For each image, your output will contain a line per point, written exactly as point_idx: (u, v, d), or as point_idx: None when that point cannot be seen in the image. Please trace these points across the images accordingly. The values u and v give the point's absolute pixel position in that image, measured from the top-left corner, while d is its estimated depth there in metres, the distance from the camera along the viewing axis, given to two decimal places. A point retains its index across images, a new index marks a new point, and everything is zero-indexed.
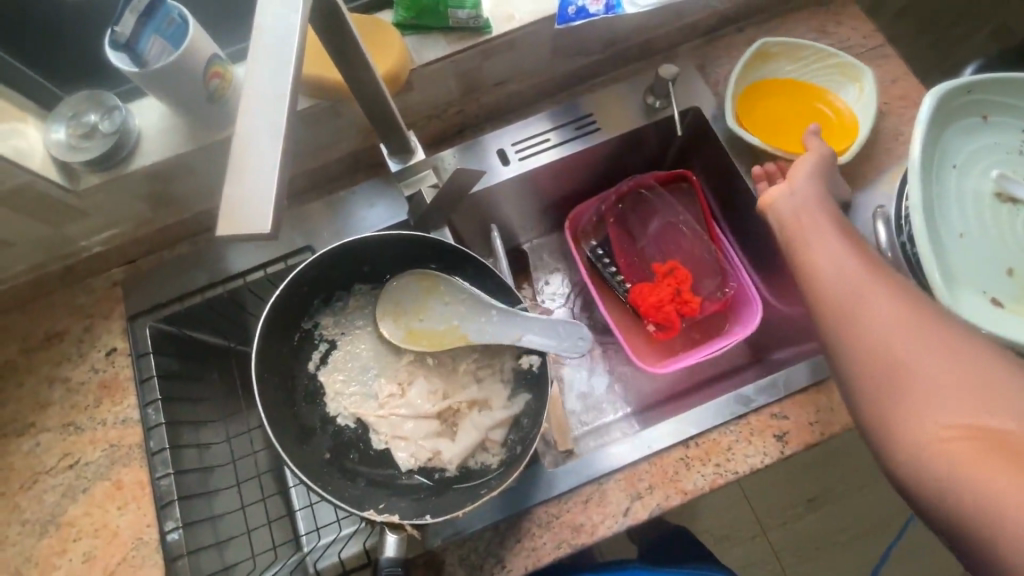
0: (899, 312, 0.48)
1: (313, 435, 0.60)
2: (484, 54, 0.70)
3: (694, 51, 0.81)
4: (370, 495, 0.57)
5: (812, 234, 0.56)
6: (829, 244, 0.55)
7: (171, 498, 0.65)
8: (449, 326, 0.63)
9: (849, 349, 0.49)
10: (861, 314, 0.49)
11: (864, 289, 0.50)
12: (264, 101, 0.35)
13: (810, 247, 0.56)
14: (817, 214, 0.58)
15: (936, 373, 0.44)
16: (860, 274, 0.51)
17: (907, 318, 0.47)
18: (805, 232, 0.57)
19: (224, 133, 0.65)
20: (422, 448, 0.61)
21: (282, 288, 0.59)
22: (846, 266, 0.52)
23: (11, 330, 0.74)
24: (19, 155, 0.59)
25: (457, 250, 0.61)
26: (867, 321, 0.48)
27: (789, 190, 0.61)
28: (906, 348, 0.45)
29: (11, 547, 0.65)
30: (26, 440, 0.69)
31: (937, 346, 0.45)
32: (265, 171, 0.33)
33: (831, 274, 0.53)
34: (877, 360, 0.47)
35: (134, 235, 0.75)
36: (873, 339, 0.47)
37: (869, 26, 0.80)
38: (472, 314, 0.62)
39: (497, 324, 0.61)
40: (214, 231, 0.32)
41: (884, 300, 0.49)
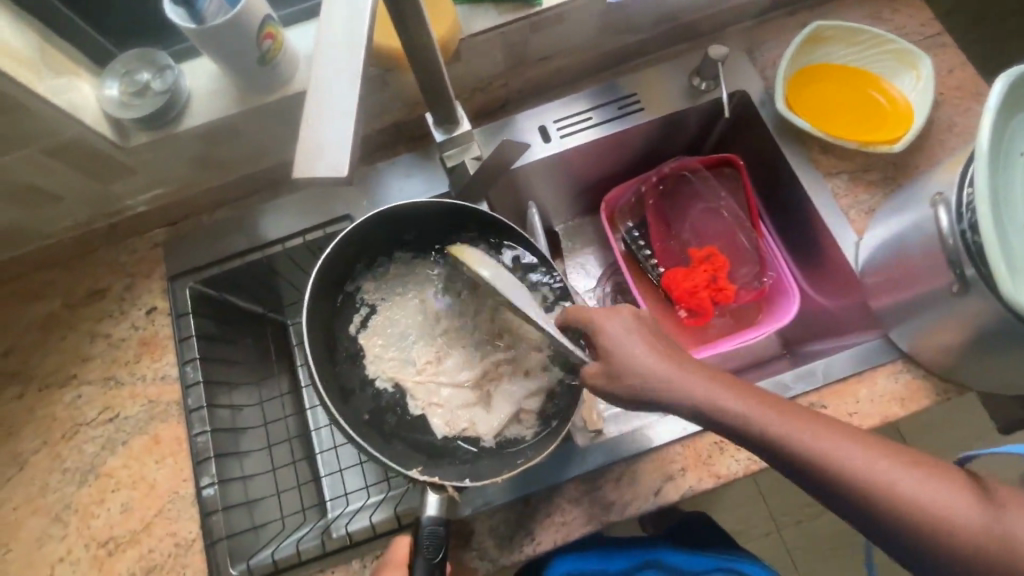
0: (855, 453, 0.45)
1: (353, 396, 0.61)
2: (533, 27, 0.70)
3: (743, 33, 0.79)
4: (409, 456, 0.58)
5: (717, 406, 0.48)
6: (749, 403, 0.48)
7: (208, 455, 0.67)
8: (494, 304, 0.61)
9: (860, 512, 0.45)
10: (848, 478, 0.44)
11: (826, 448, 0.45)
12: (340, 56, 0.39)
13: (735, 422, 0.48)
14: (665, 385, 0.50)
15: (961, 509, 0.42)
16: (803, 429, 0.46)
17: (884, 460, 0.44)
18: (718, 405, 0.48)
19: (273, 97, 0.67)
20: (458, 417, 0.61)
21: (327, 251, 0.61)
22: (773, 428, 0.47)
23: (55, 285, 0.76)
24: (76, 109, 0.60)
25: (495, 219, 0.63)
26: (856, 483, 0.44)
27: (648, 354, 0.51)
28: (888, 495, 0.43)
29: (52, 493, 0.67)
30: (68, 392, 0.71)
31: (930, 479, 0.44)
32: (342, 118, 0.37)
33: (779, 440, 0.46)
34: (905, 520, 0.43)
35: (177, 196, 0.76)
36: (879, 497, 0.44)
37: (927, 14, 0.77)
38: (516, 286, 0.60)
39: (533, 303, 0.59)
40: (290, 172, 0.36)
41: (849, 446, 0.45)
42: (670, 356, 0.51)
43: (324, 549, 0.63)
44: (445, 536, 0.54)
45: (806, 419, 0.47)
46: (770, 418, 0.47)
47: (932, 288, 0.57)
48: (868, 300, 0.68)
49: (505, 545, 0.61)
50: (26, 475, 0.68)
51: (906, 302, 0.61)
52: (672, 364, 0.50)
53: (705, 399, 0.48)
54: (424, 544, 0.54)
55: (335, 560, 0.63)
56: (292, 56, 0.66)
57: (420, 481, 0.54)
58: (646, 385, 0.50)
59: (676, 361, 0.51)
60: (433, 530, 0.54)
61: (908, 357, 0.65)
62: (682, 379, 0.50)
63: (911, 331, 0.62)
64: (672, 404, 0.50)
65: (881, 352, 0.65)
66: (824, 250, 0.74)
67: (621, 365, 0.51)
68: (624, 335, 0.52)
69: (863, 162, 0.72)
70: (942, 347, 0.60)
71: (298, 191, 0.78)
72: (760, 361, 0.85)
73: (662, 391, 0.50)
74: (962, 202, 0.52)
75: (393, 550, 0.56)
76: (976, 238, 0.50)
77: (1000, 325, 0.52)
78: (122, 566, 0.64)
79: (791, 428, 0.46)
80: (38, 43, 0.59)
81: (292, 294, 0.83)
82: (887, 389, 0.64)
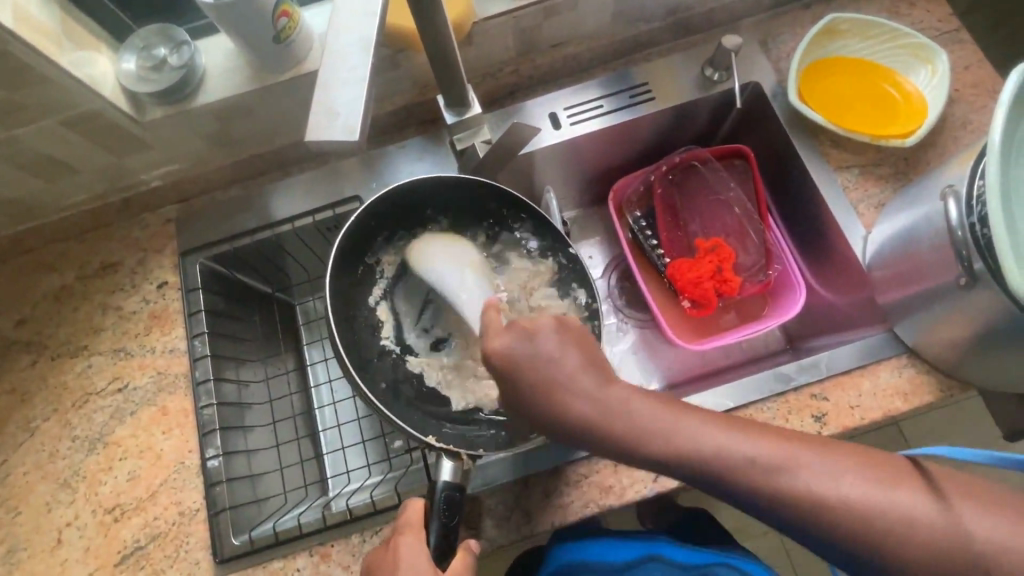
0: (727, 435, 0.44)
1: (371, 365, 0.62)
2: (546, 13, 0.70)
3: (758, 24, 0.79)
4: (426, 424, 0.61)
5: (596, 416, 0.47)
6: (635, 406, 0.47)
7: (212, 427, 0.68)
8: (441, 266, 0.66)
9: (734, 495, 0.44)
10: (730, 467, 0.44)
11: (729, 448, 0.44)
12: (355, 30, 0.43)
13: (631, 436, 0.46)
14: (565, 407, 0.47)
15: (886, 491, 0.41)
16: (686, 427, 0.45)
17: (778, 443, 0.44)
18: (604, 409, 0.47)
19: (288, 75, 0.68)
20: (475, 392, 0.64)
21: (354, 215, 0.63)
22: (651, 412, 0.46)
23: (69, 256, 0.77)
24: (95, 81, 0.62)
25: (521, 200, 0.67)
26: (736, 469, 0.43)
27: (527, 360, 0.49)
28: (771, 465, 0.43)
29: (61, 460, 0.68)
30: (79, 362, 0.72)
31: (812, 455, 0.43)
32: (356, 89, 0.41)
33: (664, 438, 0.45)
34: (843, 518, 0.41)
35: (190, 173, 0.77)
36: (762, 482, 0.43)
37: (945, 10, 0.77)
38: (461, 271, 0.66)
39: (474, 288, 0.65)
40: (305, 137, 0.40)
41: (731, 438, 0.44)
42: (566, 371, 0.48)
43: (325, 523, 0.64)
44: (461, 502, 0.53)
45: (691, 416, 0.46)
46: (661, 420, 0.46)
47: (939, 282, 0.57)
48: (874, 295, 0.68)
49: (505, 525, 0.62)
50: (37, 442, 0.69)
51: (915, 295, 0.61)
52: (571, 383, 0.48)
53: (587, 416, 0.47)
54: (439, 508, 0.52)
55: (335, 534, 0.64)
56: (307, 35, 0.67)
57: (434, 447, 0.56)
58: (533, 402, 0.48)
59: (573, 380, 0.48)
60: (450, 494, 0.53)
61: (913, 352, 0.64)
62: (587, 401, 0.47)
63: (918, 324, 0.61)
64: (572, 427, 0.48)
65: (886, 346, 0.65)
66: (830, 243, 0.75)
67: (509, 383, 0.49)
68: (516, 356, 0.49)
69: (875, 156, 0.71)
70: (948, 342, 0.59)
71: (308, 171, 0.79)
72: (762, 356, 0.85)
73: (565, 414, 0.47)
74: (973, 194, 0.52)
75: (406, 512, 0.53)
76: (985, 230, 0.50)
77: (1010, 321, 0.52)
78: (127, 533, 0.65)
79: (678, 422, 0.45)
80: (59, 16, 0.60)
81: (300, 275, 0.83)
82: (889, 383, 0.64)
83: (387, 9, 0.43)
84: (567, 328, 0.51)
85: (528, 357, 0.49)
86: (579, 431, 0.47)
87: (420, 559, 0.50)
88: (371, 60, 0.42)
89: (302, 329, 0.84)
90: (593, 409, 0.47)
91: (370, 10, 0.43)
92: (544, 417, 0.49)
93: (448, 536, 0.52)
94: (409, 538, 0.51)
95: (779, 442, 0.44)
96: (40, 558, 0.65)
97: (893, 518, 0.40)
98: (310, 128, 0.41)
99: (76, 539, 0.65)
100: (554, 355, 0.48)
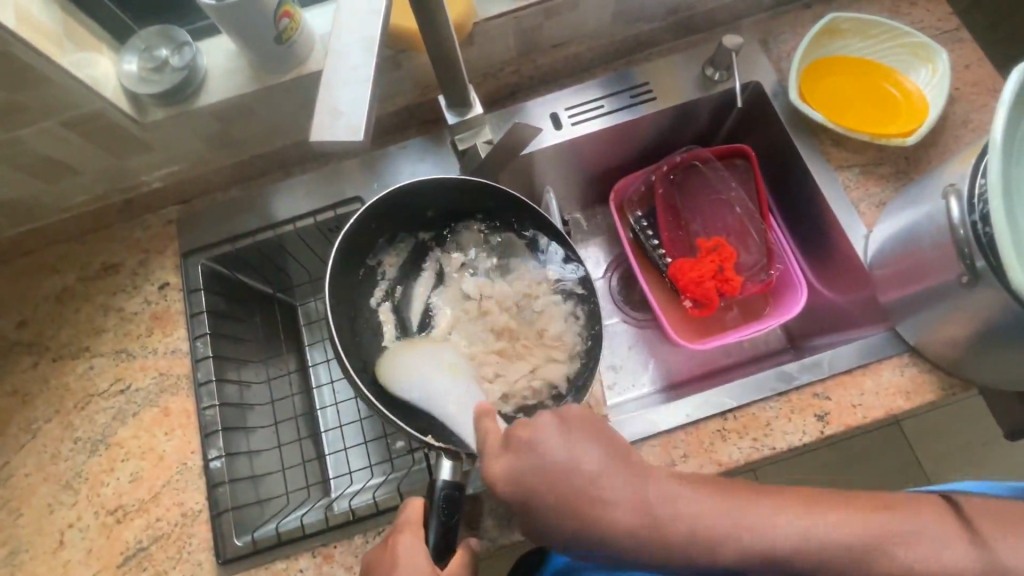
0: (774, 517, 0.43)
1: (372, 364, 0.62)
2: (547, 13, 0.70)
3: (758, 24, 0.79)
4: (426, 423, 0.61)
5: (638, 524, 0.44)
6: (677, 505, 0.44)
7: (215, 428, 0.68)
8: (417, 383, 0.59)
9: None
10: (791, 551, 0.43)
11: (778, 528, 0.43)
12: (357, 31, 0.43)
13: (683, 540, 0.43)
14: (604, 523, 0.44)
15: (934, 547, 0.41)
16: (733, 517, 0.44)
17: (827, 519, 0.43)
18: (645, 517, 0.44)
19: (289, 76, 0.68)
20: None
21: (356, 217, 0.64)
22: (693, 509, 0.44)
23: (70, 257, 0.77)
24: (97, 82, 0.62)
25: (523, 201, 0.66)
26: (797, 553, 0.43)
27: (547, 479, 0.45)
28: (827, 542, 0.42)
29: (63, 462, 0.68)
30: (81, 363, 0.72)
31: (861, 527, 0.42)
32: (360, 88, 0.41)
33: (717, 537, 0.43)
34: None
35: (192, 174, 0.77)
36: (817, 560, 0.42)
37: (945, 9, 0.77)
38: (443, 376, 0.60)
39: (461, 388, 0.59)
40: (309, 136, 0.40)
41: (781, 518, 0.43)
42: (594, 486, 0.44)
43: (327, 523, 0.64)
44: (461, 500, 0.52)
45: (737, 502, 0.44)
46: (706, 517, 0.43)
47: (941, 280, 0.57)
48: (876, 294, 0.68)
49: (507, 524, 0.62)
50: (39, 443, 0.69)
51: (917, 295, 0.61)
52: (601, 496, 0.44)
53: (628, 528, 0.44)
54: (439, 506, 0.52)
55: (338, 534, 0.64)
56: (308, 35, 0.67)
57: (434, 446, 0.55)
58: (569, 526, 0.45)
59: (603, 490, 0.44)
60: (449, 492, 0.51)
61: (915, 351, 0.64)
62: (625, 512, 0.44)
63: (920, 323, 0.62)
64: (618, 542, 0.44)
65: (888, 345, 0.65)
66: (831, 240, 0.75)
67: (539, 508, 0.46)
68: (535, 476, 0.45)
69: (875, 156, 0.72)
70: (950, 341, 0.60)
71: (310, 172, 0.79)
72: (763, 356, 0.85)
73: (608, 530, 0.44)
74: (975, 192, 0.52)
75: (406, 511, 0.53)
76: (987, 229, 0.50)
77: (1012, 318, 0.52)
78: (129, 534, 0.65)
79: (724, 516, 0.44)
80: (61, 17, 0.60)
81: (301, 276, 0.84)
82: (891, 381, 0.64)
83: (389, 9, 0.44)
84: (577, 425, 0.46)
85: (542, 472, 0.45)
86: (627, 544, 0.44)
87: (418, 557, 0.50)
88: (374, 59, 0.42)
89: (303, 330, 0.84)
90: (633, 517, 0.44)
91: (373, 10, 0.43)
92: (572, 535, 0.45)
93: (449, 534, 0.52)
94: (408, 536, 0.51)
95: (824, 515, 0.43)
96: (41, 560, 0.65)
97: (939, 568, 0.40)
98: (314, 127, 0.41)
99: (78, 540, 0.65)
100: (569, 466, 0.45)
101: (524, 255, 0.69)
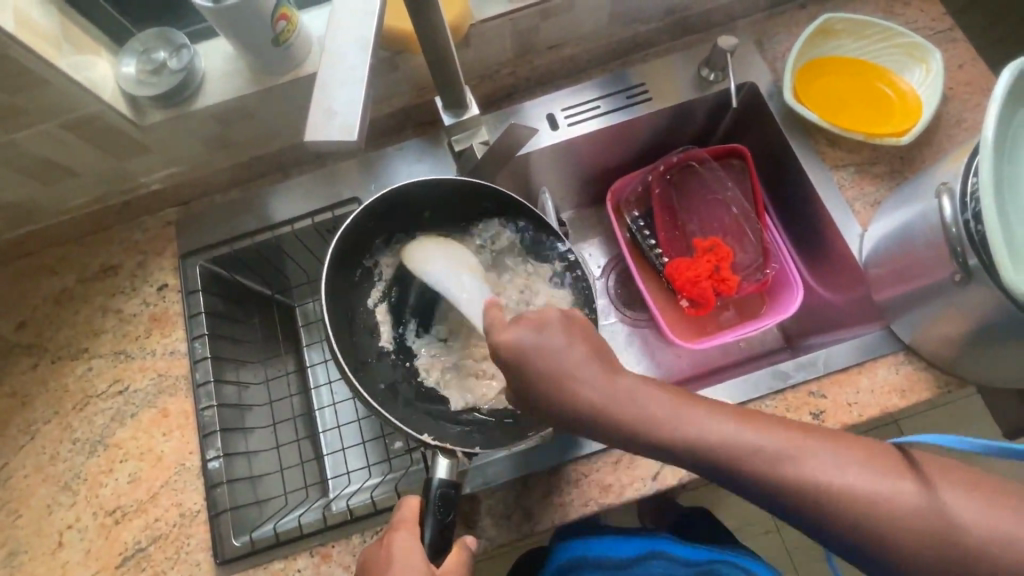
0: (747, 431, 0.44)
1: (368, 366, 0.63)
2: (542, 14, 0.71)
3: (753, 25, 0.79)
4: (423, 421, 0.61)
5: (612, 404, 0.46)
6: (653, 397, 0.46)
7: (213, 428, 0.68)
8: (433, 271, 0.64)
9: (759, 494, 0.44)
10: (752, 462, 0.43)
11: (746, 444, 0.43)
12: (352, 31, 0.43)
13: (652, 427, 0.45)
14: (577, 396, 0.46)
15: (898, 490, 0.41)
16: (709, 419, 0.45)
17: (801, 442, 0.43)
18: (621, 399, 0.46)
19: (287, 78, 0.68)
20: (473, 391, 0.65)
21: (352, 217, 0.64)
22: (668, 403, 0.45)
23: (69, 259, 0.77)
24: (94, 85, 0.62)
25: (519, 203, 0.67)
26: (759, 466, 0.43)
27: (534, 351, 0.47)
28: (792, 464, 0.43)
29: (62, 463, 0.68)
30: (80, 365, 0.72)
31: (827, 449, 0.43)
32: (355, 90, 0.42)
33: (685, 430, 0.44)
34: (868, 518, 0.41)
35: (189, 175, 0.77)
36: (777, 474, 0.43)
37: (939, 10, 0.77)
38: (459, 271, 0.64)
39: (472, 286, 0.63)
40: (304, 137, 0.40)
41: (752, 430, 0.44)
42: (578, 360, 0.47)
43: (325, 524, 0.64)
44: (457, 498, 0.53)
45: (716, 407, 0.46)
46: (679, 410, 0.45)
47: (934, 279, 0.57)
48: (872, 293, 0.68)
49: (505, 524, 0.62)
50: (37, 445, 0.69)
51: (910, 292, 0.61)
52: (582, 374, 0.47)
53: (603, 404, 0.46)
54: (434, 505, 0.53)
55: (336, 534, 0.64)
56: (306, 38, 0.67)
57: (430, 444, 0.56)
58: (546, 397, 0.47)
59: (582, 370, 0.47)
60: (444, 490, 0.53)
61: (910, 349, 0.65)
62: (602, 392, 0.46)
63: (914, 321, 0.62)
64: (587, 417, 0.46)
65: (884, 343, 0.65)
66: (827, 240, 0.75)
67: (519, 378, 0.48)
68: (524, 347, 0.48)
69: (870, 155, 0.72)
70: (944, 339, 0.60)
71: (308, 172, 0.79)
72: (760, 356, 0.85)
73: (580, 408, 0.46)
74: (967, 191, 0.52)
75: (401, 509, 0.53)
76: (978, 227, 0.50)
77: (1005, 315, 0.52)
78: (128, 534, 0.65)
79: (698, 414, 0.45)
80: (61, 21, 0.61)
81: (300, 277, 0.84)
82: (887, 380, 0.64)
83: (383, 11, 0.44)
84: (574, 324, 0.49)
85: (538, 346, 0.47)
86: (594, 420, 0.46)
87: (413, 555, 0.50)
88: (369, 60, 0.42)
89: (302, 331, 0.84)
90: (608, 398, 0.46)
91: (367, 11, 0.44)
92: (550, 405, 0.47)
93: (445, 533, 0.52)
94: (403, 533, 0.51)
95: (798, 437, 0.44)
96: (40, 561, 0.65)
97: (882, 509, 0.41)
98: (309, 128, 0.41)
99: (77, 541, 0.65)
100: (564, 347, 0.47)
101: (520, 258, 0.70)
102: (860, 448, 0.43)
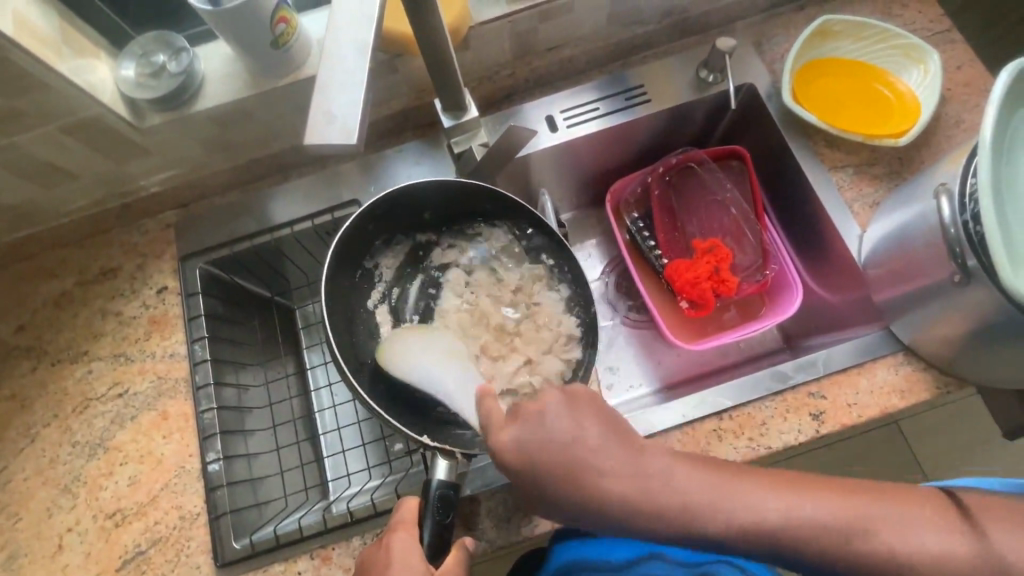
0: (776, 501, 0.44)
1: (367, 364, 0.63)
2: (541, 16, 0.71)
3: (752, 26, 0.80)
4: (422, 421, 0.61)
5: (638, 497, 0.45)
6: (678, 482, 0.45)
7: (213, 431, 0.68)
8: (414, 368, 0.59)
9: (804, 563, 0.45)
10: (792, 533, 0.43)
11: (781, 516, 0.44)
12: (352, 35, 0.43)
13: (685, 518, 0.44)
14: (602, 492, 0.45)
15: (941, 542, 0.42)
16: (740, 498, 0.44)
17: (833, 505, 0.44)
18: (647, 492, 0.45)
19: (286, 80, 0.68)
20: None
21: (353, 219, 0.64)
22: (693, 489, 0.45)
23: (69, 262, 0.77)
24: (94, 88, 0.63)
25: (518, 202, 0.66)
26: (799, 536, 0.43)
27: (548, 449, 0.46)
28: (828, 525, 0.43)
29: (62, 466, 0.68)
30: (79, 367, 0.72)
31: (859, 512, 0.43)
32: (354, 93, 0.42)
33: (720, 516, 0.44)
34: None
35: (188, 178, 0.77)
36: (812, 544, 0.43)
37: (936, 11, 0.77)
38: (442, 359, 0.59)
39: (459, 370, 0.58)
40: (304, 140, 0.41)
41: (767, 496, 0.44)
42: (595, 454, 0.46)
43: (325, 526, 0.64)
44: (456, 499, 0.53)
45: (730, 481, 0.45)
46: (708, 494, 0.44)
47: (934, 280, 0.57)
48: (871, 294, 0.68)
49: (506, 526, 0.62)
50: (37, 447, 0.69)
51: (909, 294, 0.61)
52: (603, 469, 0.45)
53: (629, 501, 0.45)
54: (433, 506, 0.53)
55: (336, 536, 0.64)
56: (305, 41, 0.67)
57: (430, 445, 0.56)
58: (571, 497, 0.46)
59: (601, 462, 0.45)
60: (443, 490, 0.53)
61: (910, 350, 0.65)
62: (625, 486, 0.45)
63: (914, 323, 0.62)
64: (616, 515, 0.45)
65: (884, 343, 0.65)
66: (826, 242, 0.75)
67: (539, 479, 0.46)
68: (534, 446, 0.46)
69: (869, 156, 0.72)
70: (943, 339, 0.60)
71: (308, 175, 0.79)
72: (760, 357, 0.85)
73: (609, 502, 0.45)
74: (966, 192, 0.52)
75: (401, 510, 0.53)
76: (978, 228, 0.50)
77: (1006, 317, 0.52)
78: (128, 537, 0.65)
79: (727, 494, 0.44)
80: (60, 24, 0.61)
81: (299, 279, 0.84)
82: (887, 381, 0.64)
83: (382, 14, 0.44)
84: (577, 400, 0.48)
85: (552, 438, 0.46)
86: (624, 517, 0.45)
87: (412, 556, 0.50)
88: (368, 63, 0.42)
89: (301, 333, 0.84)
90: (633, 489, 0.45)
91: (366, 14, 0.44)
92: (576, 506, 0.46)
93: (443, 534, 0.52)
94: (402, 534, 0.51)
95: (829, 502, 0.44)
96: (40, 563, 0.65)
97: (930, 563, 0.42)
98: (309, 131, 0.42)
99: (77, 544, 0.65)
100: (571, 436, 0.46)
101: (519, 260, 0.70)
102: (888, 504, 0.44)
